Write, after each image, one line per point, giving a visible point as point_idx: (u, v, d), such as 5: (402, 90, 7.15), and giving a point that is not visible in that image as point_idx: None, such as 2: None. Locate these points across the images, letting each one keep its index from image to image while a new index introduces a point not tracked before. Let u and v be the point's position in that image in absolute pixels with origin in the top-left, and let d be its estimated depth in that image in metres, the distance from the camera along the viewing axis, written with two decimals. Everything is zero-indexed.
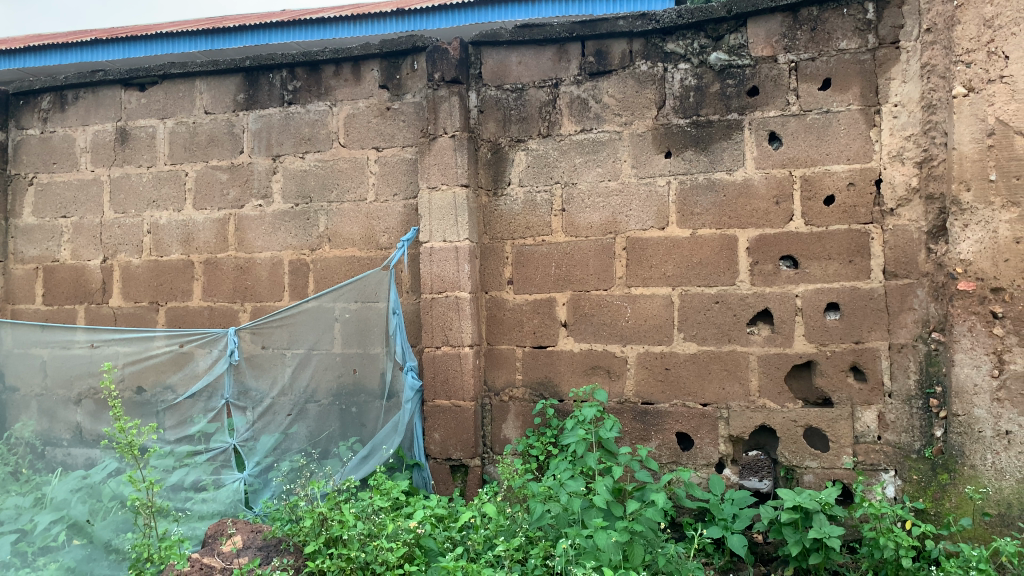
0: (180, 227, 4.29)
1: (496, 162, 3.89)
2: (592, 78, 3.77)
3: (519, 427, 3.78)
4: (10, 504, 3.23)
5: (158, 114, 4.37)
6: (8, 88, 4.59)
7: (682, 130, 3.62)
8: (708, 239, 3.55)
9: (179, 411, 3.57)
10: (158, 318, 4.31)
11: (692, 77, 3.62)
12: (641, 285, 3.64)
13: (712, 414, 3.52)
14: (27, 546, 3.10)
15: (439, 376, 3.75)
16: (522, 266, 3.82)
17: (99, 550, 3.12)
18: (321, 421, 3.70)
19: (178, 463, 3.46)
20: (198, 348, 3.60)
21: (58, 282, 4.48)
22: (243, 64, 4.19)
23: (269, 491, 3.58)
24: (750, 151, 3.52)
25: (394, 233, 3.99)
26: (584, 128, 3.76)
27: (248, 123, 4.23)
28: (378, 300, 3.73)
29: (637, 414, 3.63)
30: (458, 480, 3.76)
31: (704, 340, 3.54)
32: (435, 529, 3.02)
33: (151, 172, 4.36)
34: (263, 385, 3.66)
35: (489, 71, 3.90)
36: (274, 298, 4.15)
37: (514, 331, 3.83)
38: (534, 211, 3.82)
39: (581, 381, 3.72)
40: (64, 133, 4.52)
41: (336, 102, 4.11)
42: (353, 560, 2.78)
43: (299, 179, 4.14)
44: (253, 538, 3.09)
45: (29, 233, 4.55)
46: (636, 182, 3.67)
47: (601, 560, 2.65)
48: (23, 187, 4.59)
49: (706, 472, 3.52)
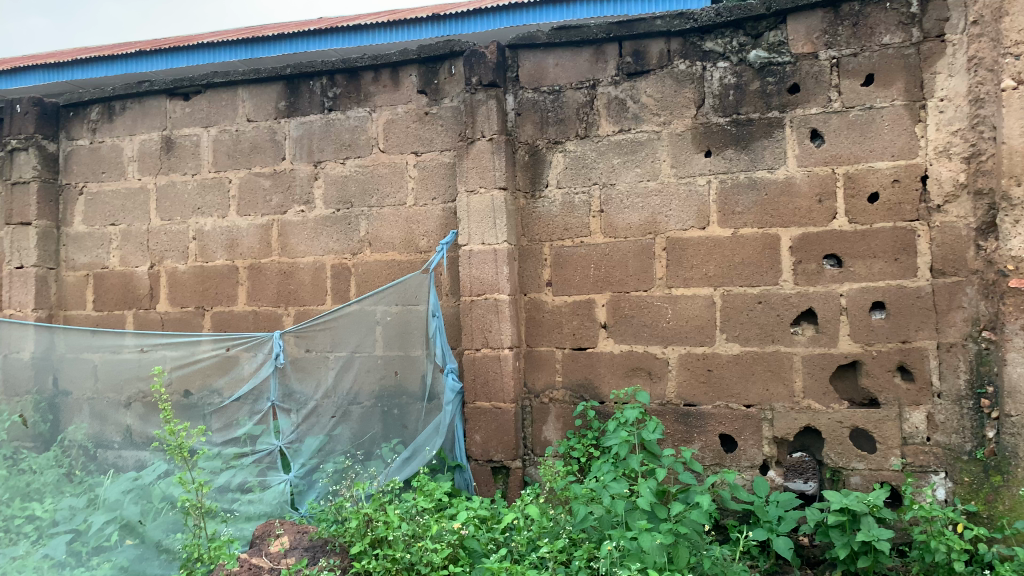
0: (225, 233, 4.38)
1: (533, 165, 3.89)
2: (630, 78, 3.76)
3: (560, 429, 3.78)
4: (66, 505, 3.35)
5: (202, 122, 4.46)
6: (59, 100, 4.71)
7: (722, 129, 3.59)
8: (750, 238, 3.52)
9: (225, 413, 3.62)
10: (204, 323, 4.40)
11: (731, 75, 3.59)
12: (682, 286, 3.61)
13: (756, 415, 3.48)
14: (82, 545, 3.20)
15: (479, 378, 3.78)
16: (560, 267, 3.82)
17: (151, 550, 3.18)
18: (365, 423, 3.71)
19: (225, 465, 3.53)
20: (244, 352, 3.66)
21: (108, 288, 4.59)
22: (284, 72, 4.27)
23: (314, 492, 3.62)
24: (792, 149, 3.48)
25: (434, 237, 4.02)
26: (623, 129, 3.75)
27: (290, 130, 4.30)
28: (419, 302, 3.78)
29: (680, 416, 3.60)
30: (499, 482, 3.78)
31: (747, 341, 3.51)
32: (479, 530, 3.02)
33: (196, 180, 4.45)
34: (308, 388, 3.71)
35: (526, 74, 3.91)
36: (317, 302, 4.21)
37: (554, 332, 3.83)
38: (572, 213, 3.82)
39: (622, 382, 3.70)
40: (112, 143, 4.63)
41: (375, 108, 4.16)
42: (398, 560, 2.82)
43: (340, 185, 4.19)
44: (299, 539, 3.12)
45: (80, 241, 4.67)
46: (676, 182, 3.65)
47: (646, 562, 2.65)
48: (74, 196, 4.70)
49: (750, 475, 3.48)
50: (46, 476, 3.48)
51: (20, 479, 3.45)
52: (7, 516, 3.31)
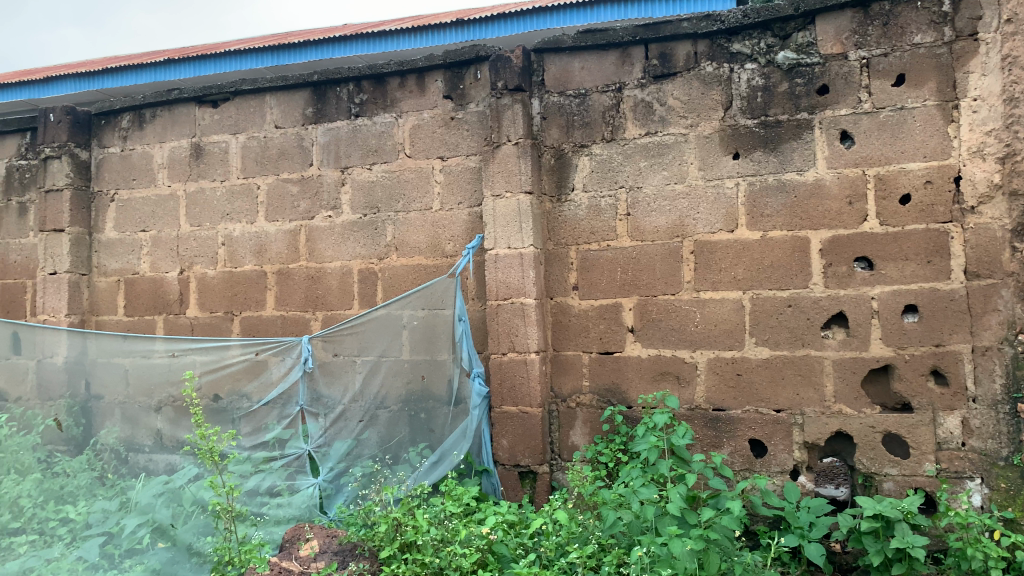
0: (254, 239, 4.41)
1: (560, 168, 3.88)
2: (656, 81, 3.74)
3: (587, 434, 3.76)
4: (99, 508, 3.39)
5: (231, 129, 4.51)
6: (91, 109, 4.78)
7: (750, 131, 3.56)
8: (779, 241, 3.49)
9: (256, 417, 3.65)
10: (234, 327, 4.44)
11: (759, 77, 3.56)
12: (711, 290, 3.59)
13: (786, 420, 3.44)
14: (114, 548, 3.23)
15: (506, 382, 3.76)
16: (587, 271, 3.81)
17: (182, 553, 3.20)
18: (392, 427, 3.73)
19: (255, 469, 3.55)
20: (273, 357, 3.69)
21: (138, 294, 4.65)
22: (312, 78, 4.30)
23: (342, 496, 3.65)
24: (821, 150, 3.45)
25: (460, 241, 4.03)
26: (649, 131, 3.73)
27: (317, 136, 4.33)
28: (445, 307, 3.78)
29: (709, 421, 3.57)
30: (526, 487, 3.77)
31: (777, 345, 3.47)
32: (507, 535, 3.02)
33: (225, 186, 4.50)
34: (336, 392, 3.73)
35: (552, 77, 3.90)
36: (344, 307, 4.23)
37: (581, 337, 3.81)
38: (599, 216, 3.80)
39: (649, 387, 3.68)
40: (143, 150, 4.70)
41: (401, 114, 4.17)
42: (426, 565, 2.82)
43: (367, 190, 4.21)
44: (329, 543, 3.14)
45: (111, 247, 4.73)
46: (704, 185, 3.62)
47: (676, 568, 2.62)
48: (105, 203, 4.77)
49: (781, 480, 3.44)
50: (79, 479, 3.56)
51: (54, 482, 3.52)
52: (40, 518, 3.35)
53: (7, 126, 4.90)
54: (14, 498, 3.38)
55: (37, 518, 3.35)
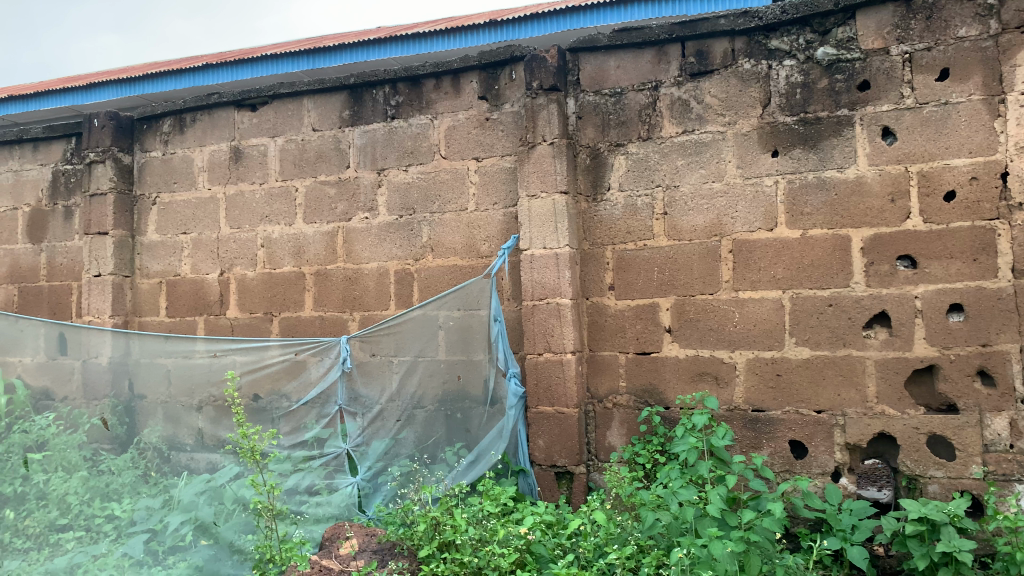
0: (292, 240, 4.47)
1: (595, 168, 3.87)
2: (693, 78, 3.71)
3: (624, 434, 3.74)
4: (143, 506, 3.48)
5: (269, 133, 4.57)
6: (134, 113, 4.88)
7: (789, 128, 3.52)
8: (820, 239, 3.44)
9: (294, 417, 3.67)
10: (273, 328, 4.50)
11: (798, 73, 3.52)
12: (750, 289, 3.55)
13: (828, 421, 3.39)
14: (158, 544, 3.32)
15: (542, 383, 3.76)
16: (623, 271, 3.79)
17: (224, 550, 3.25)
18: (429, 427, 3.76)
19: (295, 468, 3.59)
20: (311, 357, 3.72)
21: (179, 295, 4.73)
22: (348, 81, 4.34)
23: (380, 495, 3.67)
24: (862, 147, 3.39)
25: (495, 241, 4.03)
26: (686, 130, 3.71)
27: (354, 138, 4.37)
28: (481, 307, 3.80)
29: (748, 421, 3.53)
30: (563, 488, 3.75)
31: (818, 344, 3.42)
32: (545, 535, 3.03)
33: (264, 189, 4.56)
34: (374, 392, 3.76)
35: (588, 77, 3.90)
36: (381, 307, 4.26)
37: (617, 337, 3.79)
38: (635, 216, 3.78)
39: (688, 388, 3.65)
40: (183, 154, 4.78)
41: (436, 115, 4.19)
42: (466, 564, 2.82)
43: (403, 192, 4.24)
44: (368, 542, 3.17)
45: (154, 249, 4.82)
46: (742, 183, 3.58)
47: (717, 570, 2.60)
48: (147, 206, 4.86)
49: (823, 482, 3.39)
50: (123, 478, 3.61)
51: (99, 480, 3.62)
52: (87, 515, 3.48)
53: (52, 131, 5.02)
54: (61, 495, 3.54)
55: (84, 515, 3.48)
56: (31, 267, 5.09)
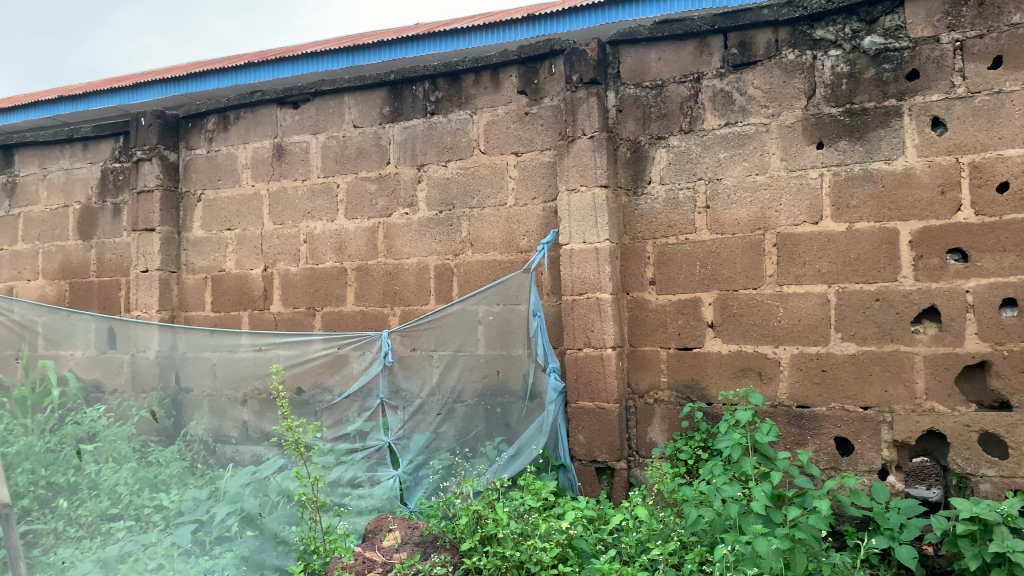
0: (334, 236, 4.51)
1: (636, 161, 3.84)
2: (736, 70, 3.66)
3: (666, 430, 3.71)
4: (190, 496, 3.53)
5: (311, 130, 4.62)
6: (179, 112, 4.98)
7: (835, 120, 3.45)
8: (866, 233, 3.37)
9: (337, 410, 3.74)
10: (315, 323, 4.55)
11: (844, 64, 3.45)
12: (794, 283, 3.49)
13: (874, 417, 3.33)
14: (205, 535, 3.37)
15: (581, 378, 3.74)
16: (664, 266, 3.76)
17: (269, 541, 3.27)
18: (469, 421, 3.77)
19: (338, 460, 3.64)
20: (353, 351, 3.75)
21: (224, 290, 4.81)
22: (388, 77, 4.37)
23: (421, 488, 3.68)
24: (911, 138, 3.32)
25: (534, 236, 4.03)
26: (729, 122, 3.66)
27: (394, 134, 4.39)
28: (520, 302, 3.79)
29: (792, 418, 3.48)
30: (604, 482, 3.74)
31: (864, 340, 3.36)
32: (587, 530, 3.03)
33: (306, 185, 4.61)
34: (414, 385, 3.77)
35: (628, 69, 3.87)
36: (421, 302, 4.29)
37: (658, 332, 3.76)
38: (677, 209, 3.75)
39: (730, 383, 3.61)
40: (228, 151, 4.85)
41: (476, 110, 4.20)
42: (508, 558, 2.82)
43: (442, 187, 4.26)
44: (411, 534, 3.17)
45: (199, 245, 4.90)
46: (786, 176, 3.53)
47: (762, 567, 2.58)
48: (193, 203, 4.94)
49: (870, 479, 3.32)
50: (171, 469, 3.68)
51: (148, 471, 3.67)
52: (136, 505, 3.52)
53: (101, 130, 5.14)
54: (112, 485, 3.59)
55: (134, 505, 3.53)
56: (81, 262, 5.22)
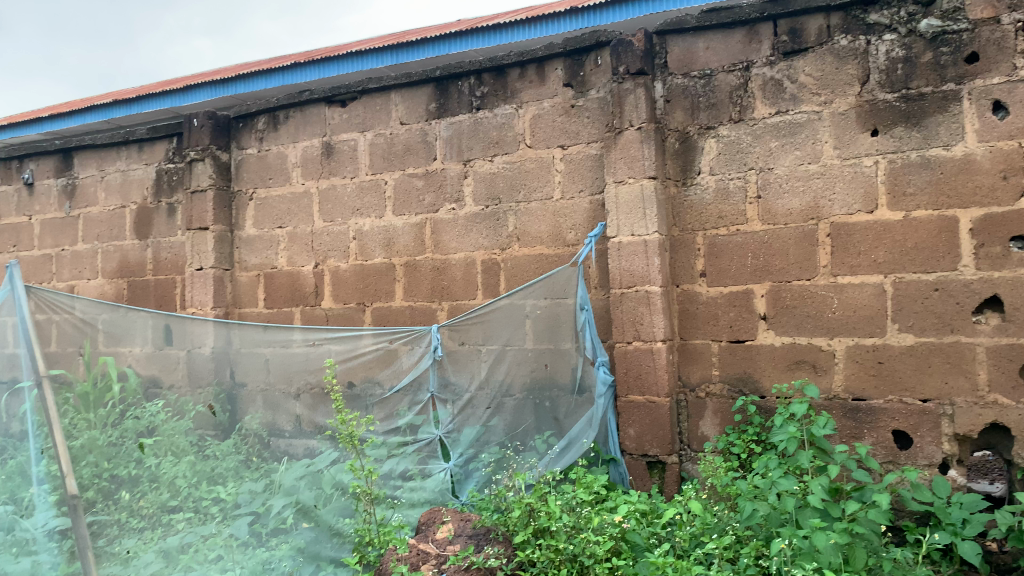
0: (383, 233, 4.56)
1: (685, 152, 3.80)
2: (786, 57, 3.60)
3: (718, 424, 3.67)
4: (246, 489, 3.58)
5: (359, 127, 4.67)
6: (230, 113, 5.07)
7: (890, 106, 3.37)
8: (924, 221, 3.29)
9: (388, 404, 3.77)
10: (365, 318, 4.61)
11: (899, 48, 3.37)
12: (849, 274, 3.42)
13: (934, 410, 3.25)
14: (262, 527, 3.45)
15: (631, 372, 3.72)
16: (715, 257, 3.71)
17: (324, 533, 3.38)
18: (518, 415, 3.79)
19: (390, 453, 3.67)
20: (404, 346, 3.77)
21: (277, 287, 4.89)
22: (434, 74, 4.39)
23: (472, 481, 3.71)
24: (970, 123, 3.23)
25: (582, 230, 4.02)
26: (780, 110, 3.60)
27: (440, 130, 4.42)
28: (567, 296, 3.80)
29: (848, 411, 3.41)
30: (655, 477, 3.72)
31: (923, 331, 3.28)
32: (640, 524, 3.01)
33: (355, 183, 4.66)
34: (463, 379, 3.79)
35: (676, 59, 3.82)
36: (468, 297, 4.31)
37: (710, 325, 3.72)
38: (727, 200, 3.70)
39: (784, 376, 3.55)
40: (278, 150, 4.93)
41: (522, 104, 4.20)
42: (561, 551, 2.84)
43: (489, 182, 4.27)
44: (463, 527, 3.16)
45: (252, 243, 4.99)
46: (840, 164, 3.46)
47: (820, 562, 2.56)
48: (244, 202, 5.03)
49: (930, 473, 3.25)
50: (227, 462, 3.74)
51: (205, 464, 3.71)
52: (196, 497, 3.55)
53: (155, 132, 5.26)
54: (171, 478, 3.62)
55: (193, 496, 3.56)
56: (138, 262, 5.36)
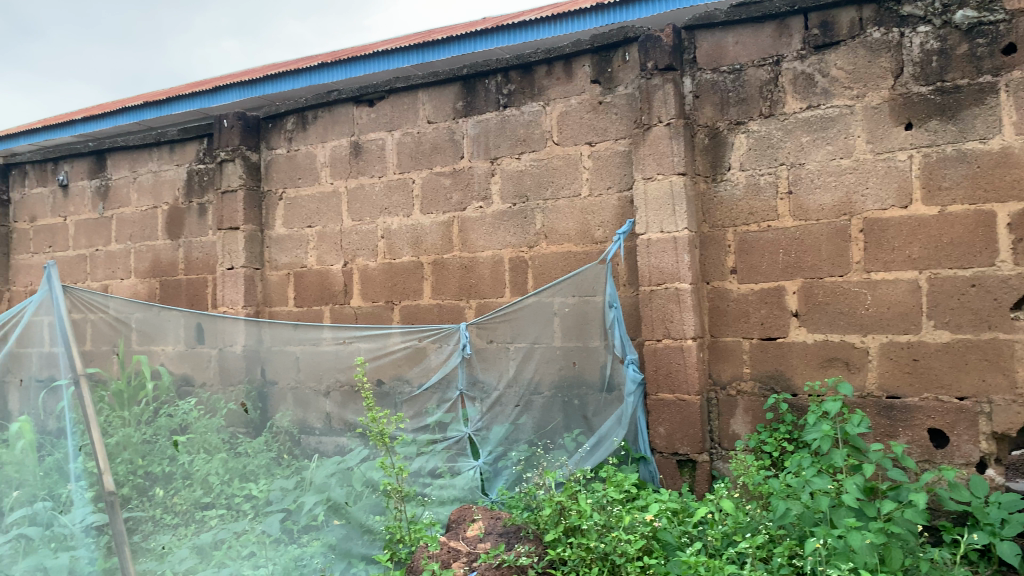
0: (411, 231, 4.58)
1: (714, 148, 3.77)
2: (817, 51, 3.55)
3: (749, 423, 3.64)
4: (277, 486, 3.62)
5: (387, 126, 4.69)
6: (259, 114, 5.11)
7: (924, 99, 3.32)
8: (960, 216, 3.23)
9: (417, 402, 3.80)
10: (394, 316, 4.64)
11: (934, 40, 3.31)
12: (883, 270, 3.38)
13: (971, 409, 3.19)
14: (293, 523, 3.47)
15: (661, 370, 3.70)
16: (746, 254, 3.68)
17: (355, 530, 3.41)
18: (547, 413, 3.78)
19: (419, 451, 3.70)
20: (432, 344, 3.78)
21: (307, 286, 4.93)
22: (461, 72, 4.39)
23: (502, 479, 3.73)
24: (1008, 115, 3.17)
25: (610, 227, 4.00)
26: (811, 105, 3.55)
27: (467, 129, 4.42)
28: (595, 294, 3.79)
29: (882, 409, 3.36)
30: (686, 475, 3.68)
31: (959, 328, 3.23)
32: (671, 523, 3.02)
33: (383, 181, 4.69)
34: (491, 377, 3.81)
35: (705, 54, 3.79)
36: (496, 295, 4.31)
37: (741, 322, 3.69)
38: (758, 196, 3.66)
39: (816, 374, 3.51)
40: (307, 150, 4.97)
41: (549, 101, 4.19)
42: (592, 550, 2.84)
43: (516, 180, 4.26)
44: (494, 524, 3.17)
45: (282, 243, 5.04)
46: (873, 159, 3.41)
47: (855, 562, 2.53)
48: (274, 202, 5.08)
49: (967, 472, 3.19)
50: (258, 460, 3.79)
51: (237, 462, 3.77)
52: (227, 494, 3.60)
53: (186, 133, 5.33)
54: (204, 475, 3.66)
55: (225, 494, 3.61)
56: (170, 261, 5.43)
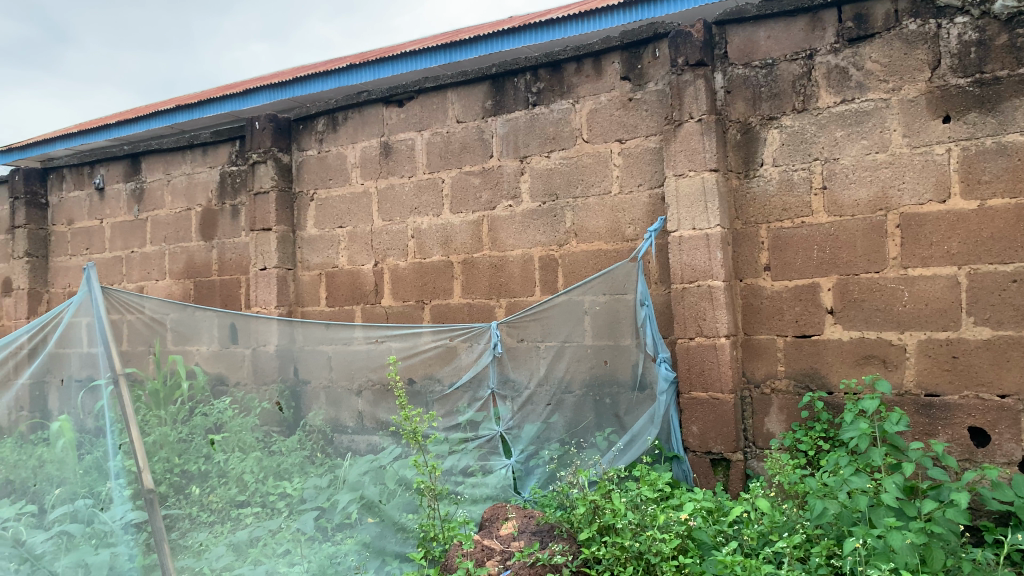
0: (440, 231, 4.59)
1: (746, 143, 3.73)
2: (851, 44, 3.50)
3: (784, 421, 3.60)
4: (311, 485, 3.67)
5: (416, 126, 4.71)
6: (290, 116, 5.17)
7: (962, 91, 3.26)
8: (1000, 210, 3.17)
9: (449, 400, 3.80)
10: (425, 315, 4.66)
11: (972, 31, 3.25)
12: (921, 266, 3.32)
13: (1013, 407, 3.13)
14: (327, 522, 3.51)
15: (694, 368, 3.67)
16: (780, 250, 3.64)
17: (389, 527, 3.44)
18: (578, 412, 3.77)
19: (451, 449, 3.68)
20: (464, 343, 3.77)
21: (338, 285, 4.97)
22: (490, 71, 4.39)
23: (534, 478, 3.72)
24: None
25: (640, 224, 3.99)
26: (846, 99, 3.50)
27: (496, 128, 4.42)
28: (627, 292, 3.79)
29: (921, 407, 3.31)
30: (719, 474, 3.66)
31: (1000, 324, 3.17)
32: (706, 522, 3.00)
33: (412, 181, 4.71)
34: (523, 376, 3.78)
35: (736, 49, 3.75)
36: (526, 293, 4.31)
37: (775, 320, 3.65)
38: (791, 191, 3.62)
39: (852, 372, 3.47)
40: (337, 151, 5.01)
41: (579, 99, 4.18)
42: (627, 549, 2.82)
43: (546, 178, 4.26)
44: (527, 523, 3.20)
45: (313, 243, 5.08)
46: (910, 153, 3.35)
47: (896, 562, 2.49)
48: (306, 203, 5.13)
49: (1010, 471, 3.13)
50: (292, 458, 3.81)
51: (272, 460, 3.78)
52: (263, 492, 3.63)
53: (218, 136, 5.39)
54: (239, 473, 3.67)
55: (260, 492, 3.64)
56: (204, 262, 5.51)
